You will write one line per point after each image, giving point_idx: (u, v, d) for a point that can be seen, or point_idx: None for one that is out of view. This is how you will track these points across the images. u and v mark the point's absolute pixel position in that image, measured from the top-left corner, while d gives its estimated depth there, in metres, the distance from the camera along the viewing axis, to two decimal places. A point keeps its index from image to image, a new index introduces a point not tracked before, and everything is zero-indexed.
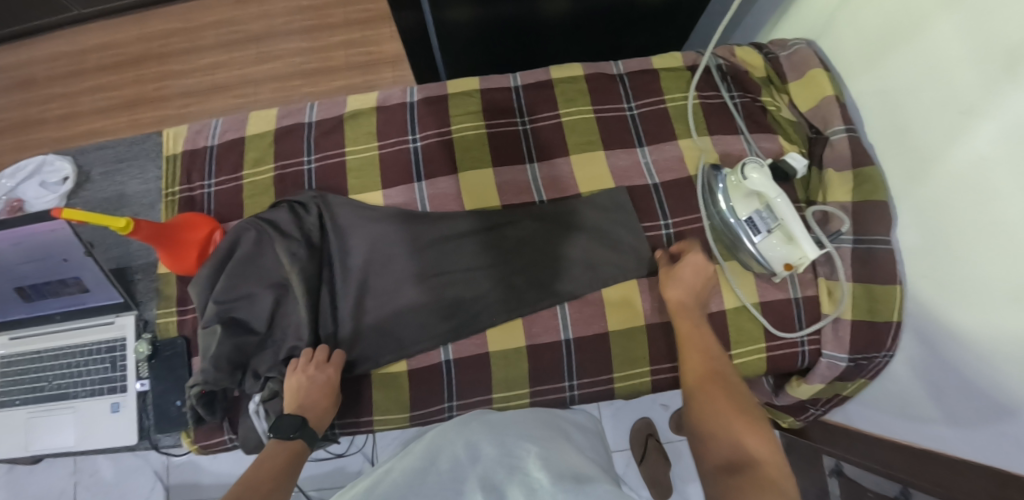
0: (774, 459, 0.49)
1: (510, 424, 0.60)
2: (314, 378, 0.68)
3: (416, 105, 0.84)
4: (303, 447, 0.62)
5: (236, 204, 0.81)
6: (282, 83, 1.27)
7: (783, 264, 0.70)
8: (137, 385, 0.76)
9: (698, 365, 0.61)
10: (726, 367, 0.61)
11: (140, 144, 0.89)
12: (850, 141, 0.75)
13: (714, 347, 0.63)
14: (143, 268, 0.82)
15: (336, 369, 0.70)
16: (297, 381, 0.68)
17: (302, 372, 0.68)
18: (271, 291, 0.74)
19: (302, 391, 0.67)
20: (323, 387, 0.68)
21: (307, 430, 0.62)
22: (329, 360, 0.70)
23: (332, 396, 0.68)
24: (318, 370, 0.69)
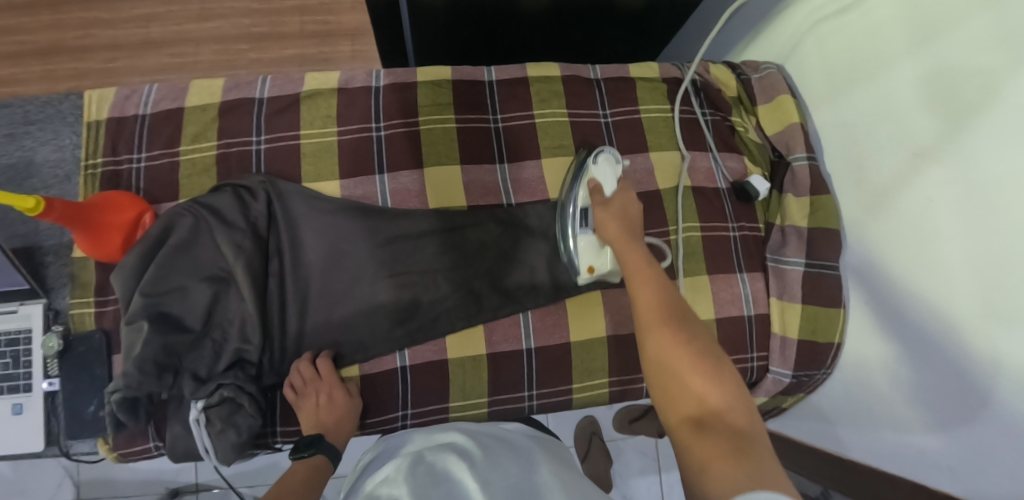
0: (734, 398, 0.49)
1: (483, 443, 0.60)
2: (314, 398, 0.66)
3: (382, 90, 0.78)
4: (324, 461, 0.63)
5: (169, 184, 0.73)
6: (226, 45, 1.16)
7: (587, 265, 0.70)
8: (45, 384, 0.67)
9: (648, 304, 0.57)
10: (671, 293, 0.58)
11: (53, 104, 0.76)
12: (811, 170, 0.78)
13: (659, 277, 0.59)
14: (55, 250, 0.72)
15: (333, 383, 0.66)
16: (305, 404, 0.66)
17: (302, 392, 0.66)
18: (207, 286, 0.67)
19: (313, 413, 0.65)
20: (329, 405, 0.66)
21: (322, 445, 0.63)
22: (321, 375, 0.67)
23: (343, 411, 0.67)
24: (314, 388, 0.66)
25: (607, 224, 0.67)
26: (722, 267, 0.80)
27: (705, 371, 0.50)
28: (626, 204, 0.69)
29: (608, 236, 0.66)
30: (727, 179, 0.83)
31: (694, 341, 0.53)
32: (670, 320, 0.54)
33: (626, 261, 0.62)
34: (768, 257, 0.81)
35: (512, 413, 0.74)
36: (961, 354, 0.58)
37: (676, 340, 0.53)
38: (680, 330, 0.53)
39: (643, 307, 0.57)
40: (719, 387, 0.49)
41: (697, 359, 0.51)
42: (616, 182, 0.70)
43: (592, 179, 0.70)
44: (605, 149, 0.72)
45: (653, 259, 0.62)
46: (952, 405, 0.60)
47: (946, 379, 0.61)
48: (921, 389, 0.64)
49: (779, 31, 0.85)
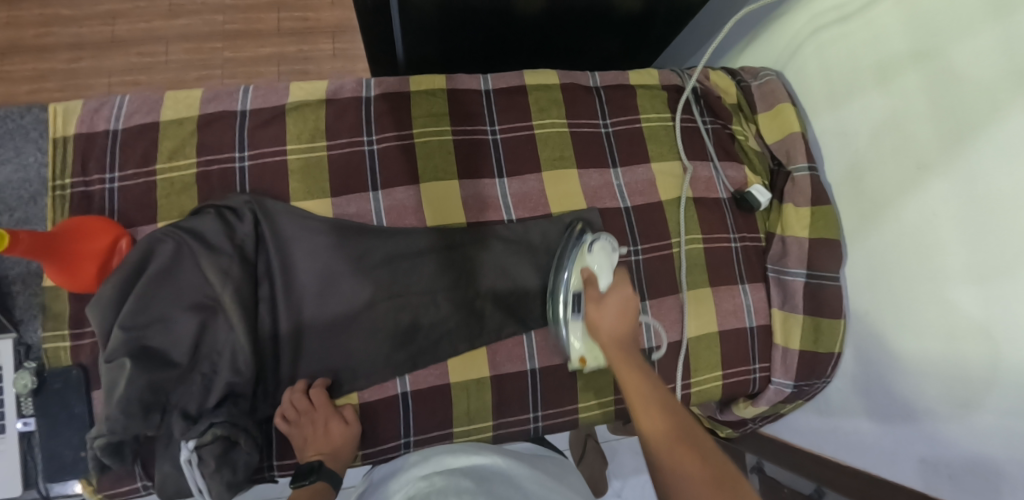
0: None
1: (491, 463, 0.57)
2: (310, 429, 0.63)
3: (373, 101, 0.74)
4: (325, 486, 0.60)
5: (147, 206, 0.68)
6: (198, 44, 1.09)
7: (579, 356, 0.68)
8: (19, 424, 0.63)
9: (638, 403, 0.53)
10: (665, 392, 0.54)
11: (14, 118, 0.70)
12: (812, 180, 0.77)
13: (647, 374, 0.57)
14: (23, 279, 0.67)
15: (328, 412, 0.64)
16: (302, 435, 0.63)
17: (296, 423, 0.63)
18: (192, 315, 0.63)
19: (311, 444, 0.63)
20: (326, 435, 0.63)
21: (323, 471, 0.61)
22: (315, 405, 0.64)
23: (341, 440, 0.64)
24: (308, 419, 0.63)
25: (598, 323, 0.64)
26: (724, 279, 0.79)
27: (719, 479, 0.44)
28: (624, 300, 0.65)
29: (601, 336, 0.63)
30: (728, 189, 0.82)
31: (704, 453, 0.47)
32: (669, 416, 0.51)
33: (618, 370, 0.58)
34: (769, 267, 0.81)
35: (518, 436, 0.72)
36: (960, 363, 0.59)
37: (681, 446, 0.47)
38: (685, 438, 0.49)
39: (643, 417, 0.52)
40: (741, 497, 0.42)
41: (713, 469, 0.45)
42: (611, 277, 0.68)
43: (587, 269, 0.68)
44: (602, 235, 0.70)
45: (647, 367, 0.58)
46: (945, 413, 0.61)
47: (943, 387, 0.61)
48: (918, 397, 0.64)
49: (779, 37, 0.84)
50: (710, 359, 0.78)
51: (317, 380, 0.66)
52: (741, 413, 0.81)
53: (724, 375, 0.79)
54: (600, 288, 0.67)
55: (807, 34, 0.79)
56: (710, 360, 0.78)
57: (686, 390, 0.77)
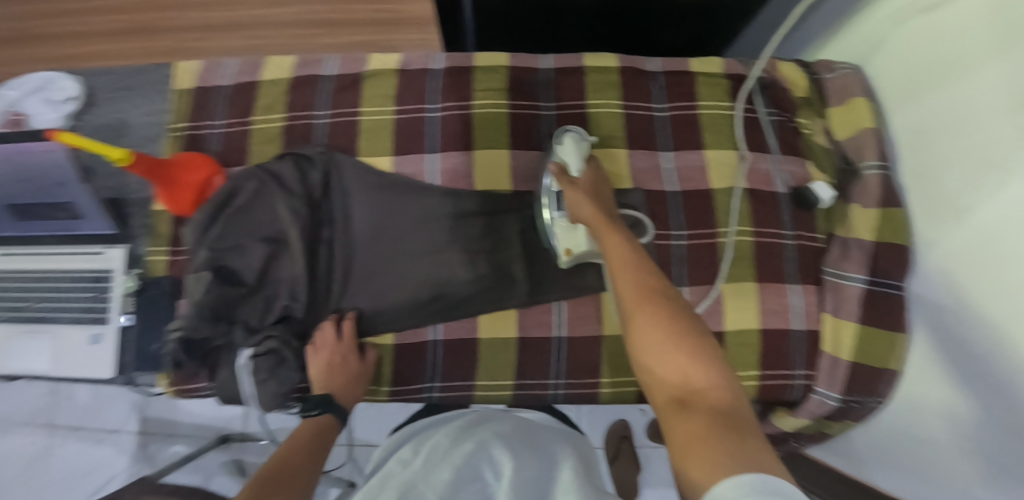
0: (721, 383, 0.42)
1: (490, 428, 0.61)
2: (332, 360, 0.69)
3: (440, 73, 0.80)
4: (332, 422, 0.65)
5: (241, 150, 0.79)
6: (300, 30, 1.23)
7: (564, 248, 0.69)
8: (122, 318, 0.76)
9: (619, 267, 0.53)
10: (643, 260, 0.54)
11: (148, 73, 0.84)
12: (882, 180, 0.72)
13: (631, 249, 0.55)
14: (139, 202, 0.80)
15: (351, 346, 0.70)
16: (320, 362, 0.69)
17: (323, 350, 0.69)
18: (263, 245, 0.73)
19: (327, 371, 0.69)
20: (342, 364, 0.69)
21: (334, 407, 0.65)
22: (342, 337, 0.71)
23: (355, 373, 0.70)
24: (332, 350, 0.69)
25: (580, 204, 0.64)
26: (771, 276, 0.76)
27: (683, 343, 0.45)
28: (594, 183, 0.67)
29: (581, 215, 0.63)
30: (787, 184, 0.78)
31: (676, 321, 0.47)
32: (646, 286, 0.50)
33: (603, 239, 0.58)
34: (826, 270, 0.76)
35: (537, 399, 0.74)
36: (1015, 389, 0.51)
37: (647, 305, 0.48)
38: (661, 306, 0.48)
39: (622, 290, 0.51)
40: (702, 360, 0.44)
41: (681, 332, 0.46)
42: (581, 160, 0.70)
43: (561, 163, 0.69)
44: (569, 130, 0.73)
45: (629, 235, 0.58)
46: (995, 440, 0.54)
47: (1001, 418, 0.53)
48: (973, 423, 0.57)
49: (864, 30, 0.79)
50: (748, 357, 0.75)
51: (345, 318, 0.72)
52: (778, 422, 0.78)
53: (761, 376, 0.75)
54: (573, 175, 0.68)
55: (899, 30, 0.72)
56: (748, 358, 0.75)
57: None
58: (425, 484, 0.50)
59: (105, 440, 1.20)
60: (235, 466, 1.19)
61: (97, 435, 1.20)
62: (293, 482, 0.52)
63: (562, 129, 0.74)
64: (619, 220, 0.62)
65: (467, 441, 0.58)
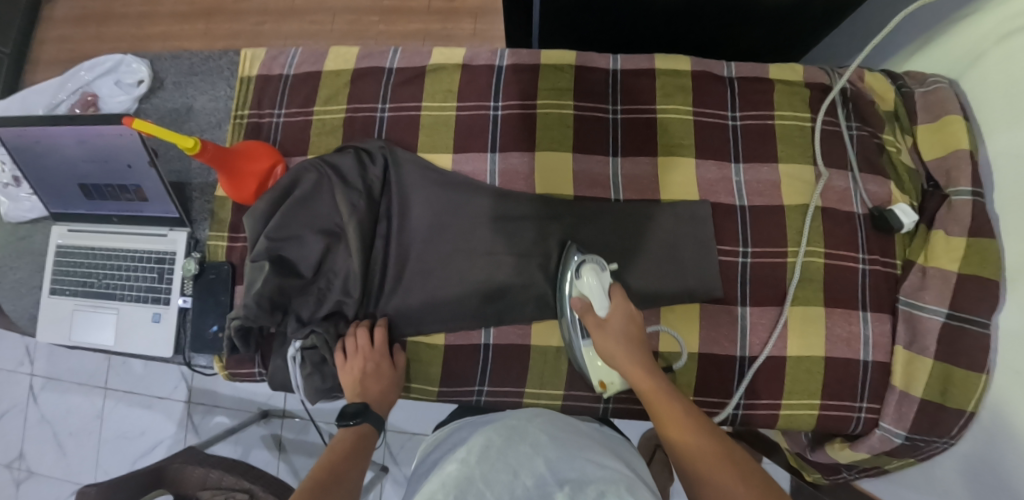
0: None
1: (547, 433, 0.58)
2: (365, 368, 0.68)
3: (504, 71, 0.78)
4: (370, 429, 0.64)
5: (302, 140, 0.79)
6: (359, 16, 1.23)
7: (598, 380, 0.67)
8: (180, 300, 0.78)
9: (660, 403, 0.57)
10: (679, 395, 0.57)
11: (215, 61, 0.85)
12: (973, 208, 0.67)
13: (665, 383, 0.59)
14: (201, 187, 0.82)
15: (384, 353, 0.69)
16: (352, 371, 0.68)
17: (355, 360, 0.68)
18: (321, 238, 0.72)
19: (359, 382, 0.68)
20: (376, 373, 0.68)
21: (370, 415, 0.64)
22: (374, 344, 0.70)
23: (388, 379, 0.69)
24: (365, 359, 0.68)
25: (613, 353, 0.62)
26: (841, 302, 0.72)
27: (756, 486, 0.48)
28: (622, 311, 0.65)
29: (616, 364, 0.62)
30: (866, 205, 0.73)
31: (720, 446, 0.52)
32: (697, 423, 0.54)
33: (633, 379, 0.60)
34: (900, 300, 0.72)
35: (586, 412, 0.72)
36: None
37: (694, 435, 0.53)
38: (705, 435, 0.53)
39: (667, 421, 0.55)
40: (752, 482, 0.48)
41: (750, 474, 0.49)
42: (607, 293, 0.66)
43: (581, 297, 0.66)
44: (587, 258, 0.68)
45: (657, 369, 0.61)
46: None
47: None
48: None
49: (959, 41, 0.72)
50: (810, 385, 0.71)
51: (373, 325, 0.72)
52: (834, 454, 0.75)
53: (822, 406, 0.71)
54: (599, 314, 0.65)
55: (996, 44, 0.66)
56: (809, 385, 0.71)
57: (775, 410, 0.72)
58: (483, 485, 0.48)
59: (155, 406, 1.25)
60: (272, 440, 1.23)
61: (148, 401, 1.25)
62: (337, 490, 0.53)
63: (577, 250, 0.69)
64: (647, 351, 0.63)
65: (524, 443, 0.55)
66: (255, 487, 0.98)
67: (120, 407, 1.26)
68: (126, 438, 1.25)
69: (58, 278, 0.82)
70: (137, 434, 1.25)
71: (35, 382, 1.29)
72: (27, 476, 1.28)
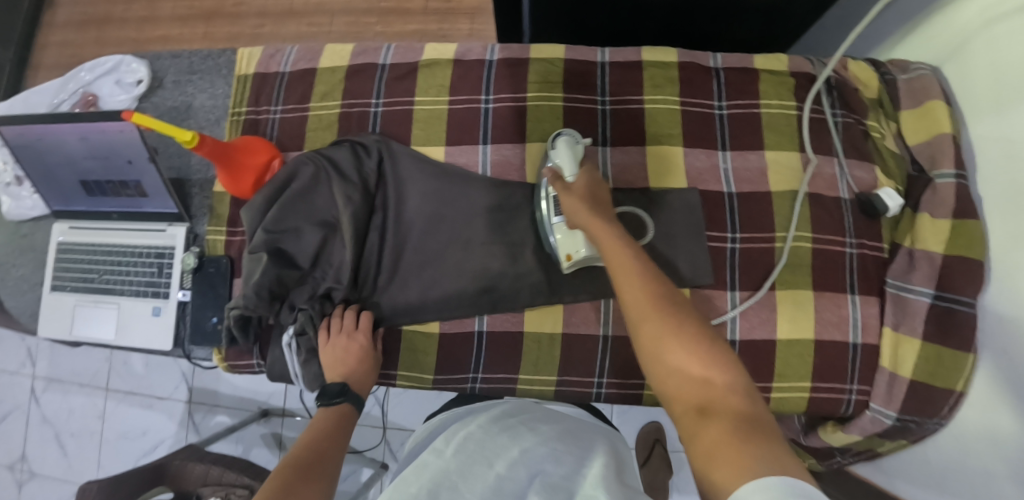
0: (733, 384, 0.43)
1: (528, 424, 0.61)
2: (347, 346, 0.70)
3: (495, 65, 0.79)
4: (351, 409, 0.67)
5: (299, 136, 0.81)
6: (356, 18, 1.25)
7: (567, 253, 0.68)
8: (179, 294, 0.79)
9: (634, 289, 0.49)
10: (651, 266, 0.51)
11: (215, 58, 0.87)
12: (957, 190, 0.68)
13: (640, 259, 0.52)
14: (200, 184, 0.84)
15: (368, 334, 0.71)
16: (334, 349, 0.70)
17: (338, 339, 0.70)
18: (318, 229, 0.74)
19: (339, 361, 0.69)
20: (358, 353, 0.70)
21: (351, 395, 0.67)
22: (360, 326, 0.72)
23: (370, 361, 0.71)
24: (349, 338, 0.70)
25: (574, 211, 0.59)
26: (830, 285, 0.73)
27: (700, 349, 0.45)
28: (592, 185, 0.62)
29: (575, 220, 0.59)
30: (852, 190, 0.75)
31: (691, 329, 0.46)
32: (654, 292, 0.49)
33: (603, 250, 0.54)
34: (888, 282, 0.73)
35: (580, 398, 0.73)
36: None
37: (663, 318, 0.47)
38: (676, 317, 0.47)
39: (636, 304, 0.49)
40: (717, 365, 0.44)
41: (693, 338, 0.45)
42: (577, 164, 0.64)
43: (554, 168, 0.65)
44: (564, 132, 0.68)
45: (632, 241, 0.54)
46: None
47: None
48: None
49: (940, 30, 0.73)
50: (800, 368, 0.72)
51: (363, 311, 0.74)
52: (826, 436, 0.76)
53: (813, 388, 0.72)
54: (566, 181, 0.63)
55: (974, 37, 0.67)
56: (800, 369, 0.72)
57: (766, 394, 0.73)
58: (458, 477, 0.51)
59: (156, 406, 1.26)
60: (272, 439, 1.24)
61: (149, 401, 1.26)
62: (320, 467, 0.55)
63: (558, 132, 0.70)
64: (614, 217, 0.59)
65: (502, 435, 0.58)
66: (255, 482, 0.99)
67: (121, 407, 1.27)
68: (127, 437, 1.26)
69: (59, 274, 0.83)
70: (138, 434, 1.26)
71: (37, 384, 1.31)
72: (30, 477, 1.29)
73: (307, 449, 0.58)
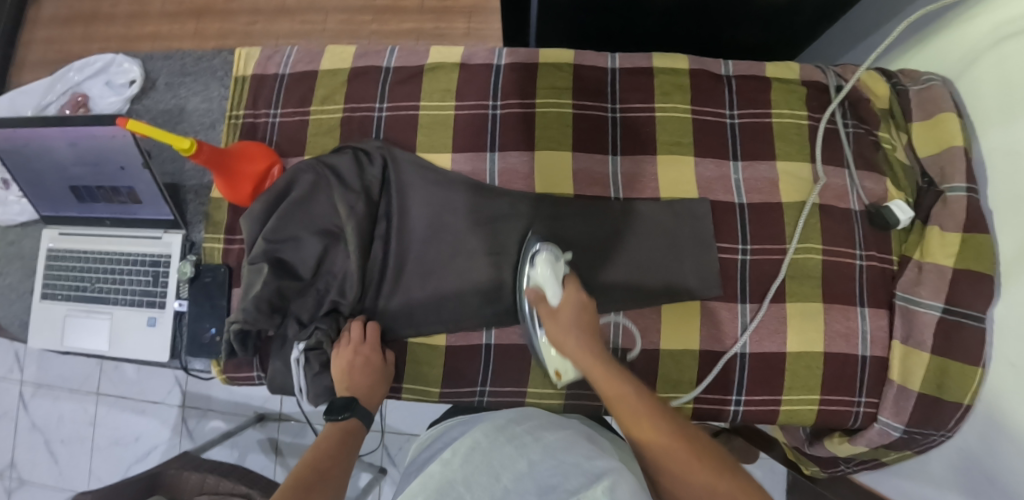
0: (743, 492, 0.46)
1: (534, 435, 0.58)
2: (354, 362, 0.68)
3: (503, 69, 0.77)
4: (358, 425, 0.66)
5: (299, 140, 0.78)
6: (351, 16, 1.22)
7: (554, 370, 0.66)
8: (176, 304, 0.77)
9: (628, 411, 0.53)
10: (639, 387, 0.55)
11: (208, 60, 0.83)
12: (969, 204, 0.67)
13: (627, 382, 0.56)
14: (195, 190, 0.81)
15: (375, 347, 0.70)
16: (342, 362, 0.69)
17: (344, 354, 0.68)
18: (319, 239, 0.72)
19: (348, 381, 0.68)
20: (365, 366, 0.69)
21: (358, 409, 0.66)
22: (366, 338, 0.70)
23: (378, 375, 0.70)
24: (357, 352, 0.69)
25: (562, 339, 0.61)
26: (839, 298, 0.73)
27: (708, 464, 0.48)
28: (578, 299, 0.64)
29: (567, 351, 0.61)
30: (862, 201, 0.74)
31: (690, 441, 0.50)
32: (653, 415, 0.52)
33: (594, 378, 0.57)
34: (897, 296, 0.72)
35: (589, 410, 0.72)
36: None
37: (661, 433, 0.51)
38: (672, 431, 0.51)
39: (634, 425, 0.52)
40: (722, 474, 0.47)
41: (692, 450, 0.49)
42: (558, 282, 0.65)
43: (536, 288, 0.65)
44: (543, 247, 0.67)
45: (618, 366, 0.58)
46: None
47: None
48: None
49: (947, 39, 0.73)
50: (809, 380, 0.72)
51: (368, 323, 0.72)
52: (833, 447, 0.76)
53: (821, 401, 0.72)
54: (551, 304, 0.64)
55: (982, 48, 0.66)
56: (809, 381, 0.72)
57: (775, 406, 0.72)
58: (464, 488, 0.50)
59: (149, 411, 1.23)
60: (268, 443, 1.22)
61: (141, 406, 1.24)
62: (324, 489, 0.54)
63: (536, 241, 0.69)
64: (599, 334, 0.62)
65: (508, 444, 0.56)
66: (252, 491, 0.97)
67: (113, 413, 1.24)
68: (120, 444, 1.23)
69: (50, 283, 0.80)
70: (130, 440, 1.23)
71: (25, 389, 1.27)
72: (19, 484, 1.26)
73: (311, 468, 0.57)
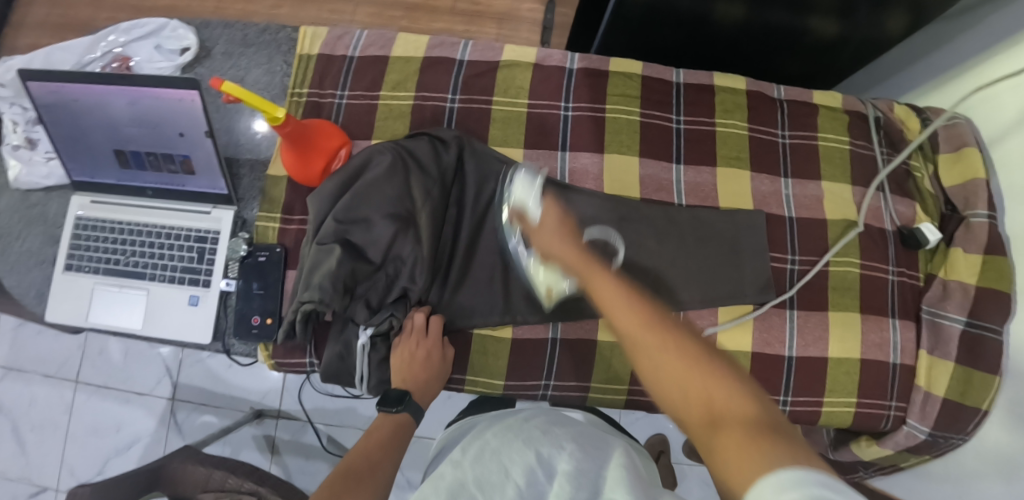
0: (740, 392, 0.38)
1: (543, 429, 0.58)
2: (415, 353, 0.67)
3: (576, 73, 0.80)
4: (408, 419, 0.65)
5: (368, 123, 0.77)
6: (380, 10, 1.21)
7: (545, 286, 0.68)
8: (222, 283, 0.72)
9: (615, 307, 0.49)
10: (632, 289, 0.50)
11: (274, 34, 0.81)
12: (989, 229, 0.75)
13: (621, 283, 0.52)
14: (250, 165, 0.79)
15: (437, 342, 0.68)
16: (404, 352, 0.68)
17: (406, 345, 0.68)
18: (390, 222, 0.69)
19: (405, 374, 0.67)
20: (425, 360, 0.67)
21: (409, 405, 0.65)
22: (428, 332, 0.69)
23: (436, 371, 0.68)
24: (419, 345, 0.68)
25: (548, 246, 0.61)
26: (875, 309, 0.79)
27: (695, 357, 0.42)
28: (557, 216, 0.63)
29: (554, 254, 0.60)
30: (895, 222, 0.81)
31: (679, 335, 0.44)
32: (640, 310, 0.47)
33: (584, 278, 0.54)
34: (925, 308, 0.79)
35: (650, 406, 0.74)
36: None
37: (647, 323, 0.45)
38: (657, 320, 0.46)
39: (615, 312, 0.48)
40: (715, 370, 0.40)
41: (683, 342, 0.43)
42: (539, 200, 0.67)
43: (519, 204, 0.67)
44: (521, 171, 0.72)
45: (605, 267, 0.55)
46: None
47: None
48: None
49: (963, 87, 0.81)
50: (848, 384, 0.77)
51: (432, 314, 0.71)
52: (860, 451, 0.80)
53: (858, 404, 0.77)
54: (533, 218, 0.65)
55: (998, 106, 0.76)
56: (848, 385, 0.77)
57: (818, 407, 0.76)
58: (476, 488, 0.48)
59: (134, 401, 1.14)
60: (264, 441, 1.14)
61: (125, 396, 1.14)
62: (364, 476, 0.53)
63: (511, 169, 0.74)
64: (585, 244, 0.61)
65: (518, 439, 0.55)
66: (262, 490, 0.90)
67: (93, 402, 1.14)
68: (99, 435, 1.13)
69: (77, 253, 0.74)
70: (111, 432, 1.13)
71: None
72: None
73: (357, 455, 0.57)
